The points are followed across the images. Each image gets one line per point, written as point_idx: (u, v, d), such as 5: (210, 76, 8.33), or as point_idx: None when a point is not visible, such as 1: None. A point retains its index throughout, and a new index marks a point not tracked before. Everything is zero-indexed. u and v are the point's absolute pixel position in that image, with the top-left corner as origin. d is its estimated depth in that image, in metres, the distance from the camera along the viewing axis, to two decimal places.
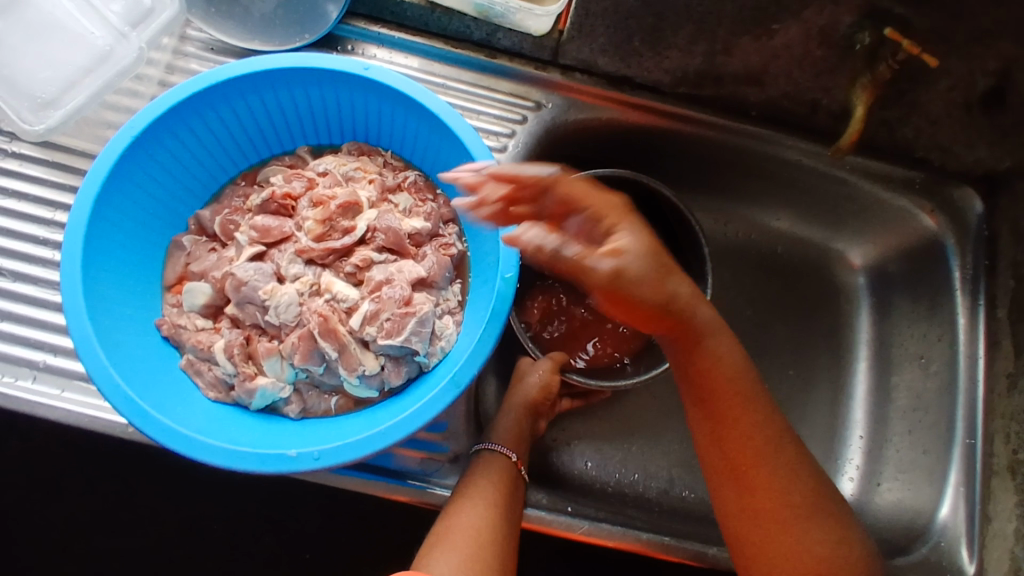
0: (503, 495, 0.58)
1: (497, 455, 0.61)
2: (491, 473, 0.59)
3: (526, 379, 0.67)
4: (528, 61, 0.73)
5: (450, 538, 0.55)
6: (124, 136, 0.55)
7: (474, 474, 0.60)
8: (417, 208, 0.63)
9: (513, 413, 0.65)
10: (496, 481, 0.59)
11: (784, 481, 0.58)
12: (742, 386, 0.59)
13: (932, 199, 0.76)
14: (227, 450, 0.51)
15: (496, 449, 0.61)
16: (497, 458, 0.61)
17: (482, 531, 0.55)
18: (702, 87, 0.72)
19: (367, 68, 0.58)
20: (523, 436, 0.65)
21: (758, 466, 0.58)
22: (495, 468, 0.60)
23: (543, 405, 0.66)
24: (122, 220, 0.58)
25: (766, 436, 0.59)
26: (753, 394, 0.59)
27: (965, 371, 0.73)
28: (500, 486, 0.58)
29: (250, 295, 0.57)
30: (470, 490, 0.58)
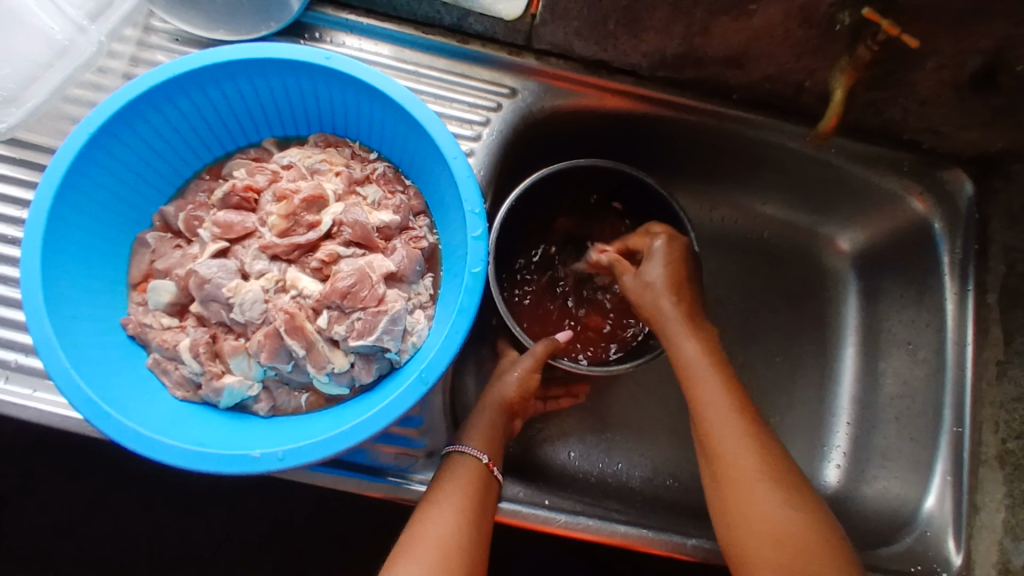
0: (472, 500, 0.57)
1: (468, 457, 0.60)
2: (460, 478, 0.59)
3: (504, 377, 0.66)
4: (501, 46, 0.71)
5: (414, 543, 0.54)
6: (81, 133, 0.54)
7: (443, 480, 0.59)
8: (386, 200, 0.62)
9: (487, 411, 0.65)
10: (464, 486, 0.58)
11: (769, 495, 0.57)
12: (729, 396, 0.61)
13: (922, 182, 0.74)
14: (187, 452, 0.50)
15: (467, 450, 0.61)
16: (466, 464, 0.59)
17: (452, 537, 0.55)
18: (682, 69, 0.70)
19: (328, 57, 0.57)
20: (499, 435, 0.64)
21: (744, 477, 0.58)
22: (463, 473, 0.59)
23: (519, 402, 0.66)
24: (84, 218, 0.57)
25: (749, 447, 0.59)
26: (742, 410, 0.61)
27: (954, 359, 0.72)
28: (467, 489, 0.58)
29: (213, 293, 0.56)
30: (437, 494, 0.58)
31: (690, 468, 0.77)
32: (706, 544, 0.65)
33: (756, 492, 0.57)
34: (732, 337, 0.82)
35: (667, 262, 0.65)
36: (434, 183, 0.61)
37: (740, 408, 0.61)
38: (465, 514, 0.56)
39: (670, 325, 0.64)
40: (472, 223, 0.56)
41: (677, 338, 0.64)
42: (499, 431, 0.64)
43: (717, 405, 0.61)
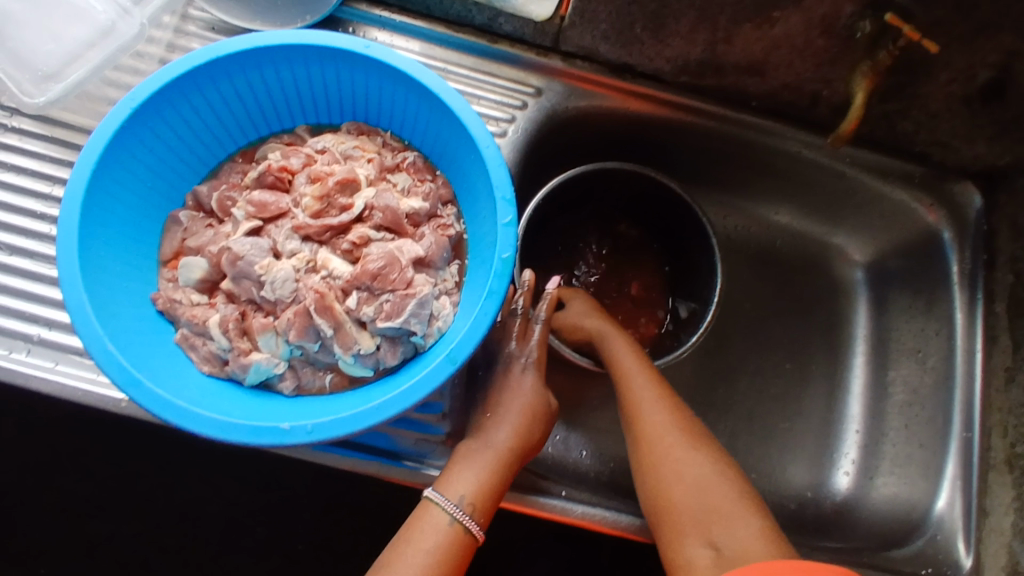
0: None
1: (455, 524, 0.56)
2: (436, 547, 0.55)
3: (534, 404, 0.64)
4: (529, 46, 0.73)
5: None
6: (124, 108, 0.55)
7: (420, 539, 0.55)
8: (416, 187, 0.63)
9: (495, 453, 0.59)
10: (430, 561, 0.54)
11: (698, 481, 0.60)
12: (657, 391, 0.64)
13: (932, 194, 0.76)
14: (217, 420, 0.50)
15: (460, 518, 0.56)
16: (445, 528, 0.56)
17: None
18: (703, 76, 0.72)
19: (368, 46, 0.58)
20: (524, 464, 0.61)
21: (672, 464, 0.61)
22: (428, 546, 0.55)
23: (529, 446, 0.61)
24: (120, 192, 0.57)
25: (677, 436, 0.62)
26: (671, 405, 0.64)
27: (963, 367, 0.74)
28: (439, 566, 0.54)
29: (246, 270, 0.57)
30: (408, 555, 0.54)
31: None
32: None
33: (685, 476, 0.60)
34: (742, 343, 0.83)
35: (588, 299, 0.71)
36: (464, 173, 0.62)
37: (669, 402, 0.64)
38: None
39: (603, 336, 0.67)
40: (502, 210, 0.57)
41: (605, 340, 0.67)
42: (508, 477, 0.59)
43: (647, 403, 0.63)
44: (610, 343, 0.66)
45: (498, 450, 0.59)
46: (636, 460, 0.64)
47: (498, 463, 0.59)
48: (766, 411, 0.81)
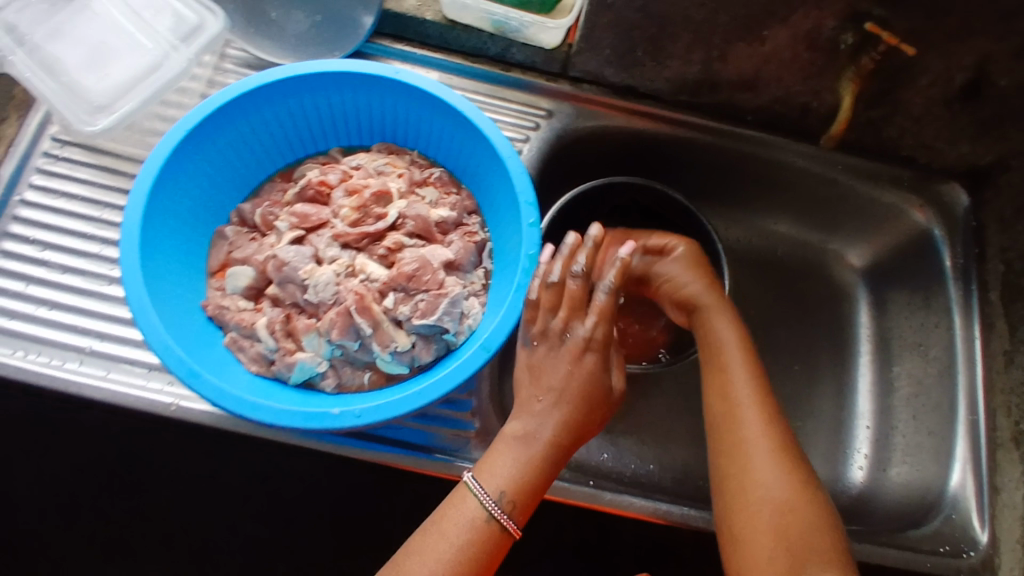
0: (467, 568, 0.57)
1: (490, 521, 0.58)
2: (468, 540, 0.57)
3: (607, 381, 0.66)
4: (539, 73, 0.80)
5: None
6: (179, 130, 0.61)
7: (453, 530, 0.58)
8: (442, 199, 0.68)
9: (539, 452, 0.60)
10: (459, 553, 0.57)
11: (767, 478, 0.62)
12: (756, 379, 0.68)
13: (922, 196, 0.81)
14: (274, 409, 0.54)
15: (495, 515, 0.58)
16: (478, 521, 0.58)
17: None
18: (701, 93, 0.78)
19: (397, 72, 0.64)
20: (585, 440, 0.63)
21: (750, 450, 0.63)
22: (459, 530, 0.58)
23: (576, 437, 0.62)
24: (174, 208, 0.63)
25: (764, 429, 0.64)
26: (764, 393, 0.67)
27: (964, 354, 0.77)
28: (468, 558, 0.57)
29: (291, 275, 0.61)
30: (440, 545, 0.57)
31: None
32: None
33: (757, 469, 0.62)
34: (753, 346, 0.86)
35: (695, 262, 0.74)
36: (487, 183, 0.67)
37: (762, 391, 0.67)
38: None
39: (712, 310, 0.71)
40: (526, 212, 0.62)
41: (715, 316, 0.71)
42: (546, 473, 0.61)
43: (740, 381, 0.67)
44: (715, 318, 0.71)
45: (541, 446, 0.61)
46: (713, 435, 0.67)
47: (541, 461, 0.60)
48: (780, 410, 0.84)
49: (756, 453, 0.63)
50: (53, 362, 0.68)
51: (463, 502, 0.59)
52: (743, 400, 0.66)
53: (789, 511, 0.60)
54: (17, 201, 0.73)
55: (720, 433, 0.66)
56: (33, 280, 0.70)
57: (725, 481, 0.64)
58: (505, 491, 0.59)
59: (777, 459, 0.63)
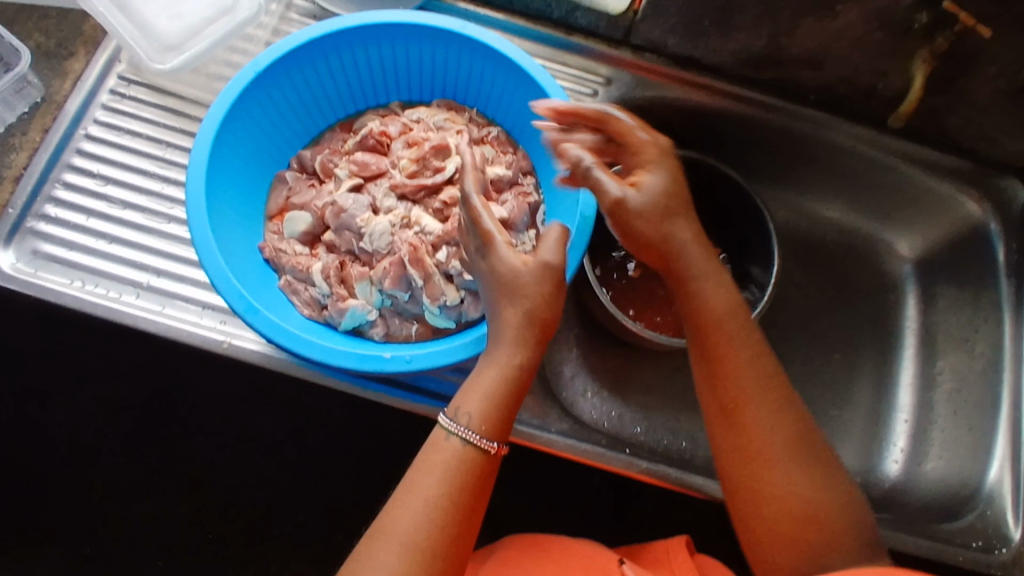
0: (447, 503, 0.54)
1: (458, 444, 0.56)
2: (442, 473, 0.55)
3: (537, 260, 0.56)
4: (601, 39, 0.79)
5: (388, 535, 0.54)
6: (249, 71, 0.61)
7: (426, 471, 0.55)
8: (499, 158, 0.69)
9: (501, 364, 0.56)
10: (437, 488, 0.55)
11: (794, 483, 0.58)
12: (756, 359, 0.61)
13: (980, 188, 0.80)
14: (325, 346, 0.55)
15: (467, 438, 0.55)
16: (454, 452, 0.56)
17: (416, 541, 0.53)
18: (764, 69, 0.77)
19: (465, 26, 0.64)
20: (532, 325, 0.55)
21: (766, 452, 0.59)
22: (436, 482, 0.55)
23: (536, 331, 0.56)
24: (239, 148, 0.64)
25: (775, 421, 0.59)
26: (769, 375, 0.61)
27: (1011, 352, 0.76)
28: (446, 488, 0.54)
29: (348, 222, 0.62)
30: (416, 485, 0.55)
31: None
32: None
33: (777, 472, 0.58)
34: (794, 332, 0.86)
35: (660, 168, 0.59)
36: (544, 144, 0.67)
37: (763, 372, 0.61)
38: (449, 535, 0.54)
39: (671, 263, 0.61)
40: None
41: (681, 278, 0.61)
42: (518, 384, 0.56)
43: (739, 366, 0.60)
44: (683, 274, 0.61)
45: (500, 363, 0.56)
46: (720, 434, 0.61)
47: (513, 369, 0.55)
48: (818, 397, 0.83)
49: (770, 454, 0.59)
50: (110, 294, 0.69)
51: (437, 442, 0.57)
52: (742, 388, 0.60)
53: (814, 511, 0.58)
54: (82, 135, 0.75)
55: (732, 427, 0.60)
56: (94, 213, 0.72)
57: (749, 483, 0.59)
58: (466, 412, 0.56)
59: (793, 455, 0.59)
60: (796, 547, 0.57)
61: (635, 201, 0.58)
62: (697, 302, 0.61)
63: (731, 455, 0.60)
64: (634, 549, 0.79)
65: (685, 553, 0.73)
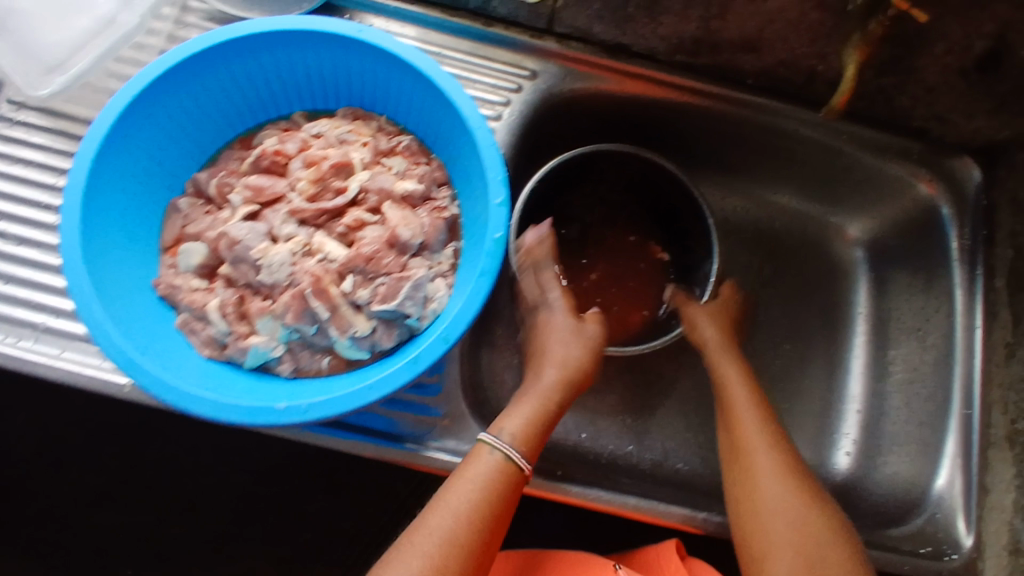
0: (480, 509, 0.56)
1: (496, 456, 0.59)
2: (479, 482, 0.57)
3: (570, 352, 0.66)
4: (524, 29, 0.73)
5: (417, 541, 0.54)
6: (124, 96, 0.56)
7: (460, 478, 0.58)
8: (410, 171, 0.63)
9: (543, 397, 0.63)
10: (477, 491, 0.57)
11: (783, 500, 0.59)
12: (760, 407, 0.66)
13: (931, 168, 0.75)
14: (215, 402, 0.52)
15: (499, 449, 0.59)
16: (489, 463, 0.58)
17: (449, 544, 0.54)
18: (698, 55, 0.72)
19: (360, 30, 0.59)
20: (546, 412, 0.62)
21: (759, 474, 0.61)
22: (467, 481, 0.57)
23: (580, 381, 0.65)
24: (123, 178, 0.59)
25: (772, 450, 0.62)
26: (769, 420, 0.65)
27: (962, 343, 0.73)
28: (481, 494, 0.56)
29: (243, 254, 0.58)
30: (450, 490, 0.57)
31: (701, 452, 0.79)
32: (715, 517, 0.68)
33: (769, 492, 0.59)
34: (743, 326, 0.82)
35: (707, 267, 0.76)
36: (458, 154, 0.62)
37: (767, 419, 0.64)
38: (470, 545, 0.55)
39: (713, 345, 0.70)
40: (495, 190, 0.57)
41: (716, 355, 0.70)
42: (547, 425, 0.62)
43: (745, 409, 0.65)
44: (715, 353, 0.70)
45: (548, 391, 0.63)
46: (728, 476, 0.64)
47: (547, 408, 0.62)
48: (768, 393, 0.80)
49: (761, 476, 0.61)
50: (6, 339, 0.65)
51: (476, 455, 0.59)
52: (744, 425, 0.64)
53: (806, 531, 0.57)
54: None
55: (737, 465, 0.63)
56: None
57: (747, 504, 0.60)
58: (510, 430, 0.60)
59: (787, 476, 0.60)
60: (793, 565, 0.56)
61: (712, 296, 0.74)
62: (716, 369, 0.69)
63: (734, 488, 0.63)
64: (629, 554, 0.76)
65: (677, 558, 0.70)
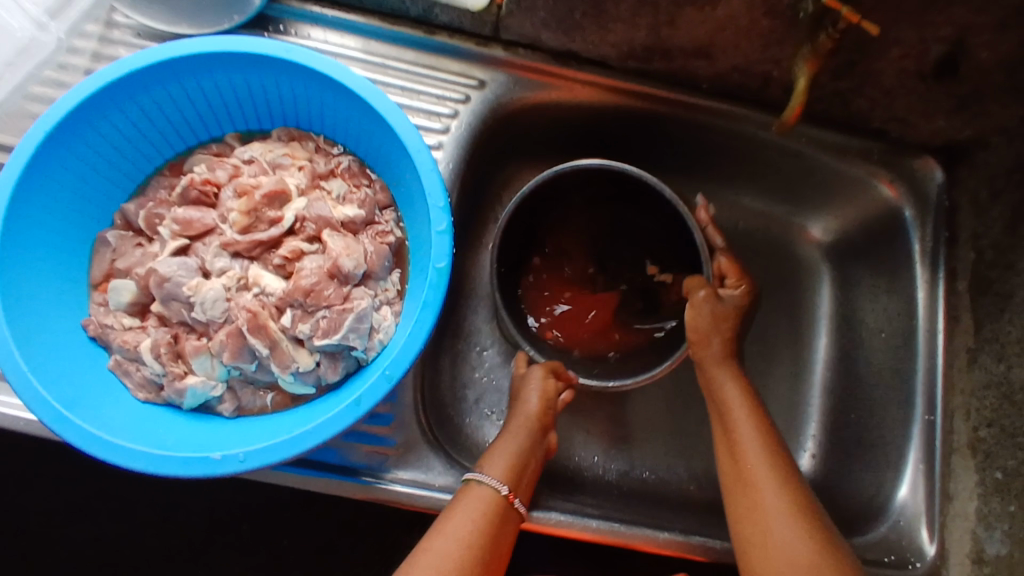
0: (481, 536, 0.56)
1: (487, 487, 0.59)
2: (478, 511, 0.57)
3: (525, 397, 0.66)
4: (469, 36, 0.70)
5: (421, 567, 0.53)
6: (37, 132, 0.53)
7: (457, 508, 0.58)
8: (352, 194, 0.61)
9: (518, 435, 0.63)
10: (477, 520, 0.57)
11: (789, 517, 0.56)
12: (761, 421, 0.63)
13: (892, 169, 0.74)
14: (148, 454, 0.50)
15: (486, 480, 0.60)
16: (484, 496, 0.58)
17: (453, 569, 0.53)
18: (650, 60, 0.69)
19: (289, 50, 0.56)
20: (524, 458, 0.62)
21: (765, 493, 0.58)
22: (481, 507, 0.58)
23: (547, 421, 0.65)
24: (43, 216, 0.55)
25: (776, 466, 0.59)
26: (771, 436, 0.62)
27: (925, 347, 0.73)
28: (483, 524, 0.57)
29: (173, 291, 0.55)
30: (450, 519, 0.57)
31: (667, 460, 0.77)
32: (677, 535, 0.65)
33: (776, 515, 0.56)
34: None
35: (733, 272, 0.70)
36: (400, 176, 0.60)
37: (768, 437, 0.62)
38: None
39: (708, 361, 0.66)
40: (437, 217, 0.55)
41: (714, 371, 0.66)
42: (530, 461, 0.62)
43: (747, 427, 0.62)
44: (712, 369, 0.66)
45: (521, 436, 0.63)
46: (732, 500, 0.60)
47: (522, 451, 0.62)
48: None
49: (767, 495, 0.58)
50: None
51: (468, 491, 0.59)
52: (746, 443, 0.61)
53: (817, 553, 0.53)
54: None
55: (741, 485, 0.60)
56: None
57: (756, 529, 0.57)
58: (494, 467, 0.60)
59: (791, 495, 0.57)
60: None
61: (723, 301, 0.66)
62: (716, 388, 0.66)
63: (743, 521, 0.58)
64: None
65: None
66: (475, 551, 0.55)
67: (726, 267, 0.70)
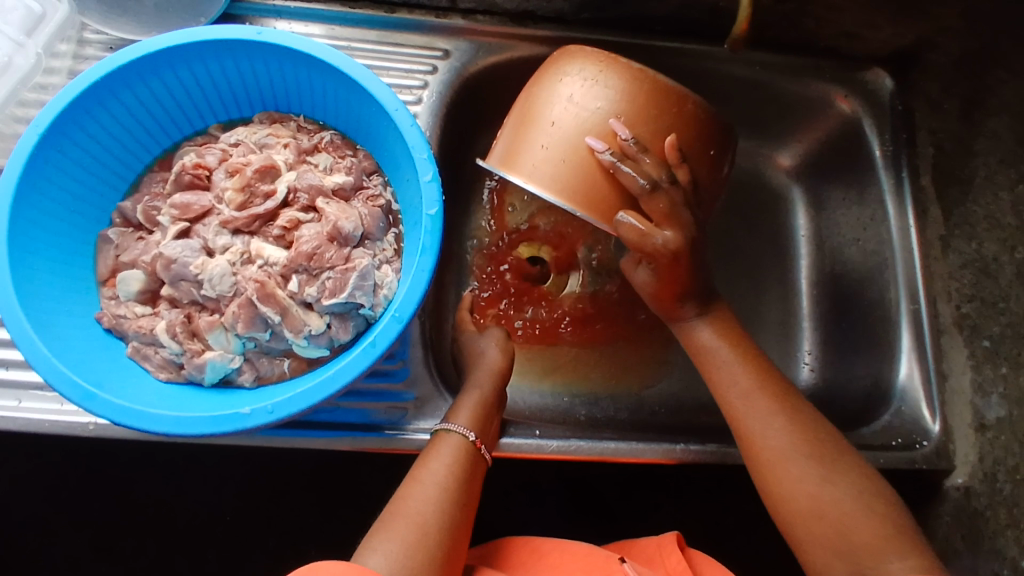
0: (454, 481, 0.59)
1: (456, 435, 0.61)
2: (447, 458, 0.60)
3: (485, 354, 0.69)
4: (428, 10, 0.74)
5: (394, 523, 0.55)
6: (32, 135, 0.55)
7: (426, 458, 0.60)
8: (338, 164, 0.64)
9: (478, 387, 0.64)
10: (450, 463, 0.60)
11: (787, 448, 0.59)
12: (741, 352, 0.65)
13: (845, 85, 0.78)
14: (179, 419, 0.52)
15: (455, 428, 0.61)
16: (456, 443, 0.61)
17: (427, 516, 0.56)
18: (605, 9, 0.73)
19: (260, 32, 0.58)
20: (486, 411, 0.63)
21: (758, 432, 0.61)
22: (451, 457, 0.60)
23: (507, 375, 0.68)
24: (45, 217, 0.57)
25: (764, 396, 0.62)
26: (755, 363, 0.64)
27: (901, 243, 0.75)
28: (453, 469, 0.59)
29: (181, 272, 0.57)
30: (421, 471, 0.59)
31: (676, 394, 0.80)
32: (692, 447, 0.68)
33: (773, 450, 0.60)
34: None
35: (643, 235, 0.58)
36: (381, 141, 0.63)
37: (750, 367, 0.64)
38: (448, 517, 0.57)
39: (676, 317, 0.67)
40: (423, 167, 0.58)
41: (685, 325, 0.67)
42: (491, 414, 0.64)
43: (725, 371, 0.64)
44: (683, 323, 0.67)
45: (482, 389, 0.64)
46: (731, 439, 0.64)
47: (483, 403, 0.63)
48: None
49: (758, 435, 0.61)
50: None
51: (439, 441, 0.61)
52: (726, 391, 0.64)
53: (815, 480, 0.58)
54: None
55: (735, 429, 0.63)
56: None
57: (757, 467, 0.61)
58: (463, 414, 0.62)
59: (783, 423, 0.61)
60: (820, 518, 0.57)
61: (635, 271, 0.66)
62: (690, 339, 0.67)
63: (748, 462, 0.62)
64: (625, 546, 0.72)
65: (678, 550, 0.66)
66: (454, 494, 0.58)
67: (632, 240, 0.58)
